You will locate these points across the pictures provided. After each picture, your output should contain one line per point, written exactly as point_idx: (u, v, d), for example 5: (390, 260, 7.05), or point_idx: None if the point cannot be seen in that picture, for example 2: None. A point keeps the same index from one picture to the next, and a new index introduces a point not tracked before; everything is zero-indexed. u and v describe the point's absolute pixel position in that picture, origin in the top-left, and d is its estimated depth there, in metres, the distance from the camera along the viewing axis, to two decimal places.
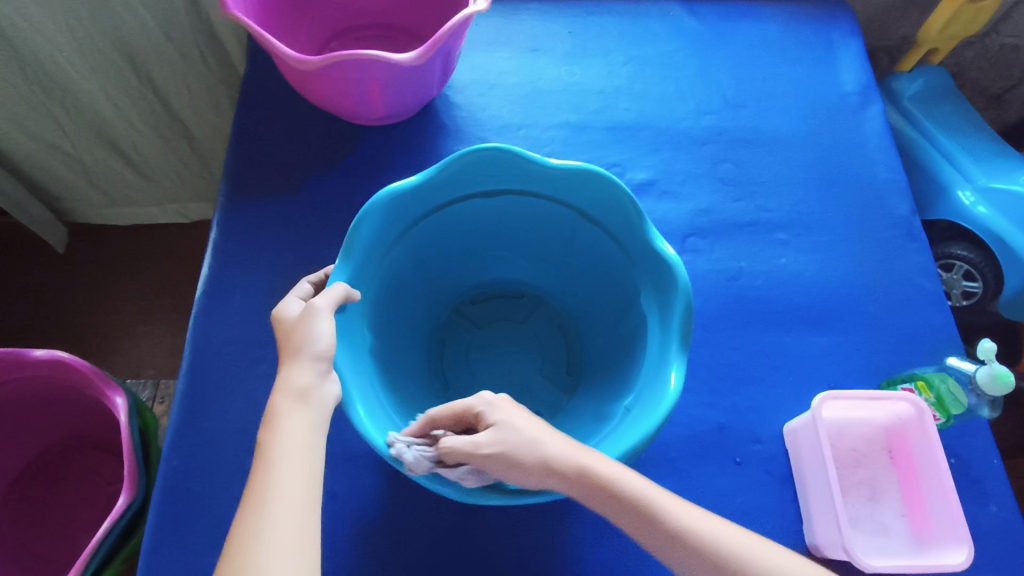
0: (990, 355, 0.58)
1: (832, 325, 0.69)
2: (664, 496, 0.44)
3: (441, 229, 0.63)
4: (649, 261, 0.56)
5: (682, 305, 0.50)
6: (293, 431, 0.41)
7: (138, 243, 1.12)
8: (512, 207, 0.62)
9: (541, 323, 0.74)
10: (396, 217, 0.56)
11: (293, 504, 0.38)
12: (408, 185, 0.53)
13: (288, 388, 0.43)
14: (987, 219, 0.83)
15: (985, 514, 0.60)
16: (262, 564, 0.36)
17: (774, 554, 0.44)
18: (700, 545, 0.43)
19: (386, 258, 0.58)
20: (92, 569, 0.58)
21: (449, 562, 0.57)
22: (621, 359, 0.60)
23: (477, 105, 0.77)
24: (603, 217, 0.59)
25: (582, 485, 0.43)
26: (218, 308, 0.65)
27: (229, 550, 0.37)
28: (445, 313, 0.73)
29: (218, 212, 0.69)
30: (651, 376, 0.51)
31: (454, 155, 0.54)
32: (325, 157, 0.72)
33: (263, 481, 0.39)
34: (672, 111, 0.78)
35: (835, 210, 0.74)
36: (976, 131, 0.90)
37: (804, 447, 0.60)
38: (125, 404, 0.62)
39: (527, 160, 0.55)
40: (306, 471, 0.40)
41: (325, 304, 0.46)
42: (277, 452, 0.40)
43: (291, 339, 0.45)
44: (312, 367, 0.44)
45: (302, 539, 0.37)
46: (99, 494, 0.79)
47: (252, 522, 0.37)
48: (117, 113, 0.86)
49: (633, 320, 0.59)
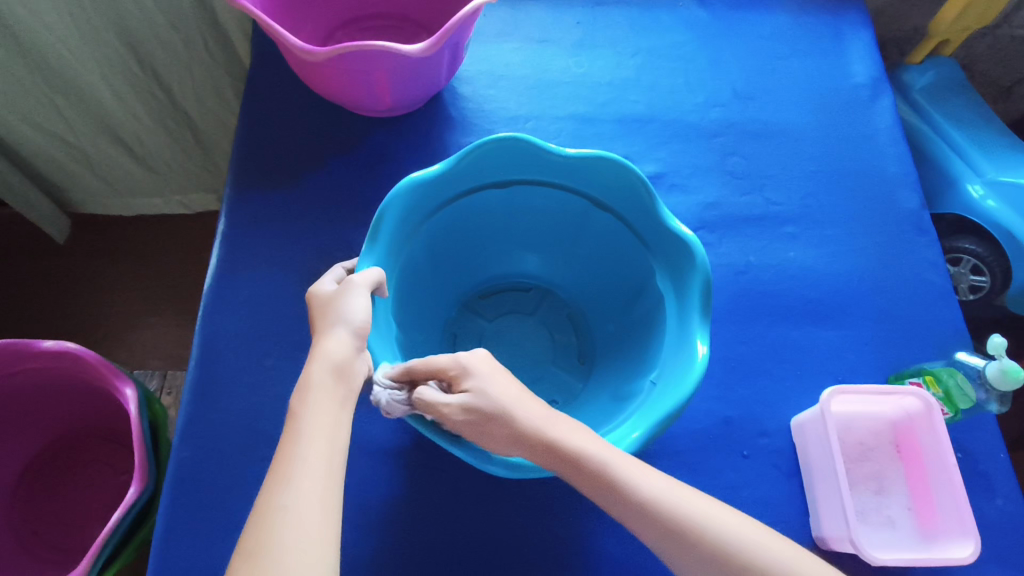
0: (999, 351, 0.58)
1: (840, 319, 0.69)
2: (636, 469, 0.44)
3: (455, 221, 0.62)
4: (665, 245, 0.57)
5: (702, 281, 0.51)
6: (324, 402, 0.42)
7: (142, 234, 1.12)
8: (525, 197, 0.62)
9: (551, 315, 0.73)
10: (414, 209, 0.56)
11: (319, 470, 0.39)
12: (428, 175, 0.53)
13: (325, 358, 0.44)
14: (995, 213, 0.83)
15: (991, 508, 0.61)
16: (287, 527, 0.36)
17: (737, 526, 0.43)
18: (659, 517, 0.43)
19: (405, 249, 0.57)
20: (104, 557, 0.58)
21: (457, 554, 0.57)
22: (635, 344, 0.61)
23: (485, 97, 0.76)
24: (617, 204, 0.59)
25: (550, 456, 0.45)
26: (226, 300, 0.65)
27: (256, 512, 0.37)
28: (454, 309, 0.71)
29: (225, 205, 0.69)
30: (673, 352, 0.52)
31: (472, 146, 0.54)
32: (332, 148, 0.72)
33: (293, 448, 0.40)
34: (680, 104, 0.78)
35: (844, 204, 0.74)
36: (986, 123, 0.89)
37: (812, 441, 0.60)
38: (135, 395, 0.62)
39: (542, 149, 0.55)
40: (332, 439, 0.41)
41: (363, 281, 0.47)
42: (307, 423, 0.41)
43: (328, 314, 0.46)
44: (349, 341, 0.45)
45: (324, 507, 0.37)
46: (107, 484, 0.80)
47: (281, 486, 0.38)
48: (122, 102, 0.86)
49: (649, 305, 0.60)
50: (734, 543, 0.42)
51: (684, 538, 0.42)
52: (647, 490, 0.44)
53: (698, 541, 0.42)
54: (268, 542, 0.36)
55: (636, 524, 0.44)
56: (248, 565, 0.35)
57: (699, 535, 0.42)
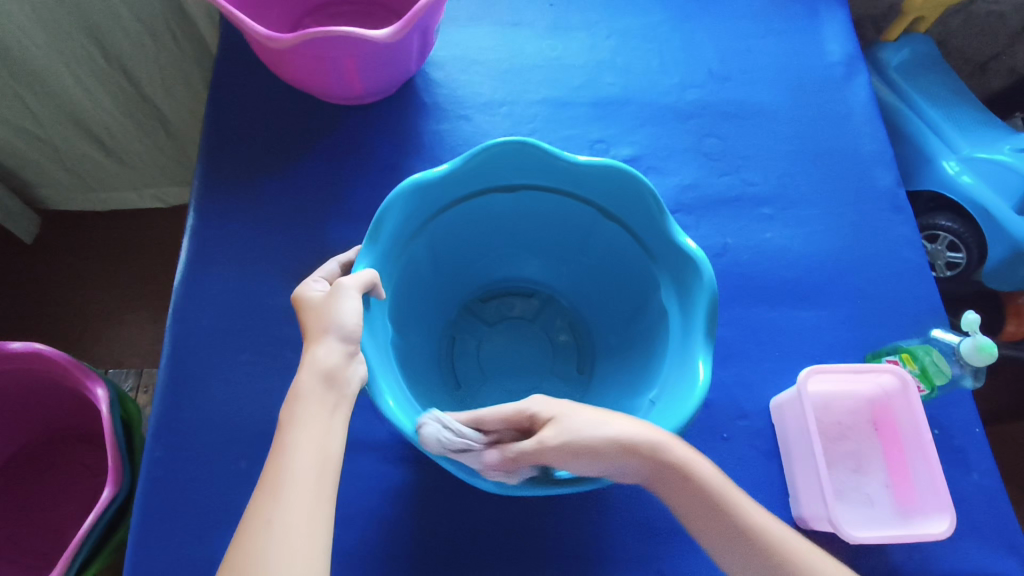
0: (973, 327, 0.58)
1: (818, 299, 0.69)
2: (728, 482, 0.47)
3: (459, 224, 0.60)
4: (670, 256, 0.54)
5: (708, 299, 0.48)
6: (314, 411, 0.40)
7: (115, 228, 1.09)
8: (531, 201, 0.60)
9: (552, 322, 0.71)
10: (415, 211, 0.54)
11: (309, 487, 0.37)
12: (431, 176, 0.51)
13: (315, 367, 0.41)
14: (971, 188, 0.83)
15: (967, 481, 0.61)
16: (276, 546, 0.35)
17: (786, 531, 0.46)
18: (735, 522, 0.45)
19: (404, 254, 0.56)
20: (81, 560, 0.58)
21: (436, 547, 0.56)
22: (636, 357, 0.59)
23: (458, 82, 0.75)
24: (623, 213, 0.57)
25: (653, 465, 0.45)
26: (196, 296, 0.64)
27: (244, 530, 0.36)
28: (456, 311, 0.70)
29: (193, 198, 0.68)
30: (676, 367, 0.50)
31: (478, 148, 0.52)
32: (302, 138, 0.71)
33: (280, 463, 0.38)
34: (656, 85, 0.77)
35: (821, 184, 0.74)
36: (960, 100, 0.90)
37: (790, 423, 0.60)
38: (106, 395, 0.61)
39: (551, 155, 0.53)
40: (324, 451, 0.39)
41: (353, 283, 0.44)
42: (296, 434, 0.39)
43: (318, 318, 0.43)
44: (339, 347, 0.42)
45: (312, 524, 0.36)
46: (85, 486, 0.78)
47: (268, 503, 0.36)
48: (90, 97, 0.83)
49: (653, 318, 0.57)
50: (789, 552, 0.45)
51: (765, 559, 0.45)
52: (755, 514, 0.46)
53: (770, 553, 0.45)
54: (254, 562, 0.34)
55: (709, 533, 0.46)
56: None
57: (768, 544, 0.45)
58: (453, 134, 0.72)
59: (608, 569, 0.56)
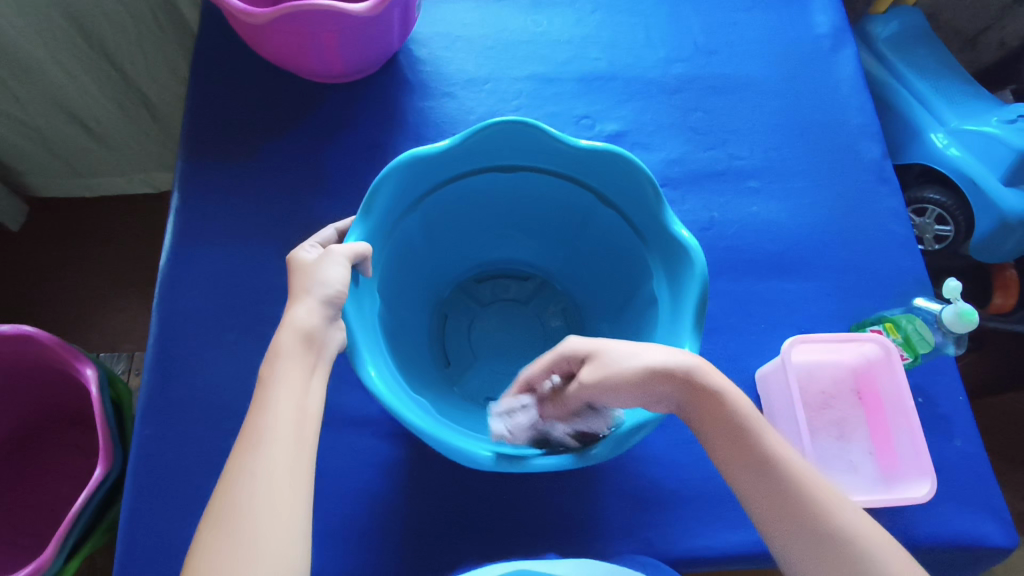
0: (955, 294, 0.58)
1: (803, 271, 0.69)
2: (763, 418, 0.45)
3: (456, 203, 0.60)
4: (661, 242, 0.53)
5: (699, 286, 0.47)
6: (294, 369, 0.40)
7: (103, 214, 1.09)
8: (527, 183, 0.59)
9: (546, 305, 0.71)
10: (407, 189, 0.53)
11: (289, 443, 0.37)
12: (426, 152, 0.51)
13: (295, 326, 0.41)
14: (959, 161, 0.84)
15: (950, 448, 0.62)
16: (258, 494, 0.35)
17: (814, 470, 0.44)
18: (767, 451, 0.43)
19: (395, 232, 0.55)
20: (74, 538, 0.58)
21: (426, 521, 0.56)
22: (623, 342, 0.58)
23: (443, 59, 0.74)
24: (617, 197, 0.56)
25: (691, 390, 0.44)
26: (183, 277, 0.64)
27: (225, 483, 0.36)
28: (449, 289, 0.70)
29: (177, 179, 0.67)
30: (662, 352, 0.49)
31: (476, 126, 0.51)
32: (286, 117, 0.70)
33: (261, 416, 0.38)
34: (642, 60, 0.77)
35: (807, 156, 0.74)
36: (948, 72, 0.89)
37: (775, 391, 0.60)
38: (96, 376, 0.61)
39: (547, 136, 0.52)
40: (304, 408, 0.39)
41: (344, 251, 0.44)
42: (275, 391, 0.39)
43: (303, 280, 0.43)
44: (320, 310, 0.42)
45: (295, 476, 0.36)
46: (79, 470, 0.79)
47: (249, 453, 0.36)
48: (73, 81, 0.83)
49: (640, 305, 0.57)
50: (815, 491, 0.42)
51: (802, 506, 0.42)
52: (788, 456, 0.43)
53: (799, 499, 0.42)
54: (234, 509, 0.35)
55: (742, 467, 0.43)
56: (215, 534, 0.34)
57: (797, 476, 0.42)
58: (438, 111, 0.72)
59: (595, 539, 0.56)
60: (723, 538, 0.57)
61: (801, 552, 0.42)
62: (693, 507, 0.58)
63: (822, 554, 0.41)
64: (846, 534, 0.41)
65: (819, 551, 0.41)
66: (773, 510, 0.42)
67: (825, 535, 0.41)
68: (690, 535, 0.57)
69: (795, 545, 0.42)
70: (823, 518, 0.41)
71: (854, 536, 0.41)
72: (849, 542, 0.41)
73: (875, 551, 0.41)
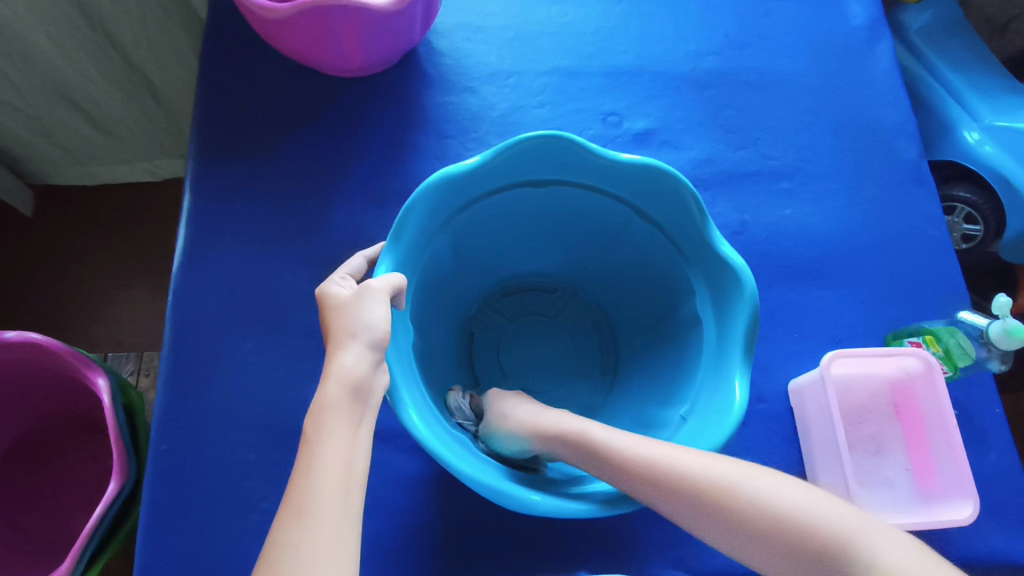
0: (1004, 311, 0.56)
1: (839, 278, 0.67)
2: (674, 450, 0.44)
3: (485, 219, 0.57)
4: (704, 259, 0.52)
5: (749, 310, 0.46)
6: (339, 425, 0.37)
7: (106, 202, 1.05)
8: (559, 197, 0.57)
9: (575, 320, 0.69)
10: (440, 208, 0.51)
11: (336, 509, 0.34)
12: (459, 170, 0.48)
13: (341, 376, 0.39)
14: (991, 158, 0.80)
15: (985, 463, 0.61)
16: (305, 570, 0.32)
17: (706, 463, 0.43)
18: (656, 483, 0.43)
19: (427, 252, 0.53)
20: (89, 554, 0.56)
21: (451, 540, 0.55)
22: (666, 363, 0.57)
23: (464, 52, 0.71)
24: (657, 212, 0.54)
25: (580, 444, 0.47)
26: (196, 283, 0.61)
27: (267, 557, 0.33)
28: (475, 306, 0.68)
29: (188, 179, 0.65)
30: (712, 381, 0.48)
31: (509, 141, 0.48)
32: (301, 112, 0.67)
33: (306, 477, 0.35)
34: (671, 53, 0.73)
35: (842, 157, 0.71)
36: (984, 64, 0.86)
37: (810, 405, 0.59)
38: (107, 385, 0.59)
39: (585, 149, 0.50)
40: (350, 467, 0.36)
41: (382, 285, 0.43)
42: (320, 449, 0.36)
43: (344, 323, 0.42)
44: (366, 355, 0.40)
45: (343, 547, 0.33)
46: (90, 474, 0.77)
47: (294, 522, 0.33)
48: (74, 68, 0.79)
49: (682, 324, 0.55)
50: (758, 506, 0.42)
51: (759, 526, 0.41)
52: (721, 483, 0.42)
53: (752, 519, 0.41)
54: None
55: (667, 507, 0.43)
56: None
57: (699, 490, 0.42)
58: (459, 107, 0.69)
59: (626, 557, 0.55)
60: None
61: (753, 552, 0.42)
62: None
63: (774, 548, 0.41)
64: (770, 520, 0.41)
65: (769, 547, 0.41)
66: (732, 539, 0.42)
67: (781, 544, 0.41)
68: (720, 553, 0.56)
69: (753, 553, 0.42)
70: (767, 526, 0.41)
71: (805, 532, 0.40)
72: (802, 543, 0.40)
73: (834, 536, 0.40)
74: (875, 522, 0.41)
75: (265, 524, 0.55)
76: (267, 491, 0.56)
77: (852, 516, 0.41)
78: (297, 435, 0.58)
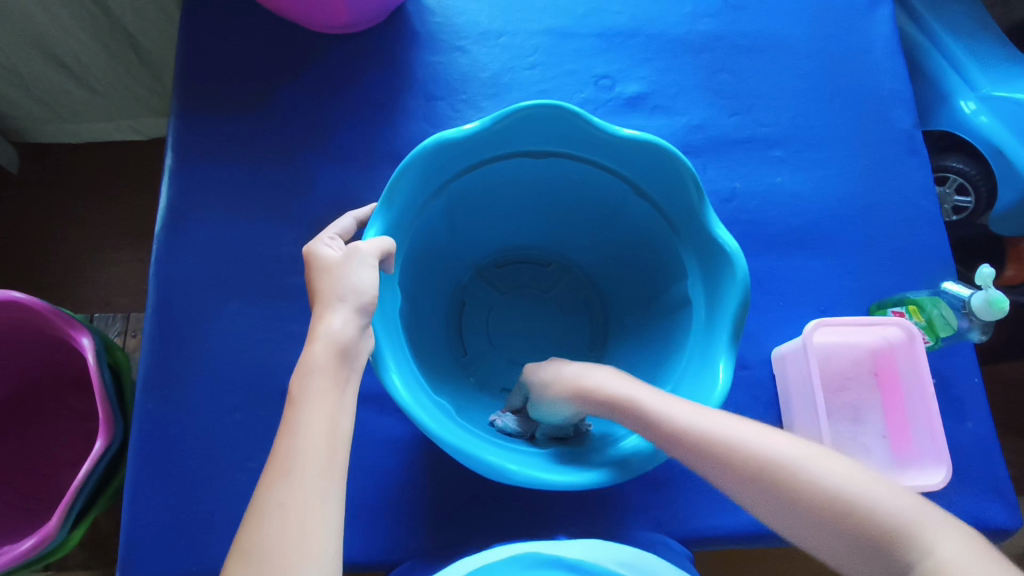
0: (986, 281, 0.57)
1: (826, 247, 0.67)
2: (718, 418, 0.41)
3: (478, 188, 0.57)
4: (697, 237, 0.52)
5: (739, 294, 0.46)
6: (325, 387, 0.37)
7: (91, 161, 1.03)
8: (554, 169, 0.56)
9: (566, 293, 0.70)
10: (431, 175, 0.50)
11: (319, 469, 0.34)
12: (454, 136, 0.47)
13: (328, 338, 0.39)
14: (987, 129, 0.79)
15: (961, 430, 0.62)
16: (289, 527, 0.32)
17: (771, 437, 0.40)
18: (729, 457, 0.40)
19: (417, 220, 0.52)
20: (76, 510, 0.57)
21: (436, 500, 0.56)
22: (655, 340, 0.57)
23: (454, 9, 0.69)
24: (652, 188, 0.54)
25: (630, 416, 0.44)
26: (179, 242, 0.61)
27: (252, 515, 0.33)
28: (468, 274, 0.68)
29: (171, 136, 0.63)
30: (698, 359, 0.48)
31: (505, 110, 0.47)
32: (286, 70, 0.66)
33: (290, 439, 0.35)
34: (667, 14, 0.72)
35: (836, 125, 0.70)
36: (986, 33, 0.84)
37: (792, 372, 0.59)
38: (91, 344, 0.59)
39: (584, 123, 0.49)
40: (334, 428, 0.36)
41: (371, 249, 0.42)
42: (305, 410, 0.36)
43: (331, 285, 0.41)
44: (352, 319, 0.40)
45: (326, 506, 0.33)
46: (78, 432, 0.77)
47: (279, 483, 0.34)
48: (54, 22, 0.77)
49: (672, 301, 0.56)
50: (810, 483, 0.38)
51: (802, 504, 0.38)
52: (776, 454, 0.39)
53: (794, 495, 0.38)
54: (262, 546, 0.32)
55: (704, 469, 0.41)
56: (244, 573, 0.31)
57: (761, 465, 0.39)
58: (448, 67, 0.67)
59: (608, 517, 0.56)
60: (734, 518, 0.57)
61: (795, 529, 0.39)
62: (705, 488, 0.57)
63: (839, 539, 0.37)
64: (855, 518, 0.37)
65: (820, 528, 0.38)
66: (775, 517, 0.39)
67: (832, 524, 0.37)
68: (701, 515, 0.57)
69: (792, 528, 0.39)
70: (812, 500, 0.38)
71: (861, 512, 0.37)
72: (854, 525, 0.37)
73: (893, 521, 0.37)
74: (935, 511, 0.37)
75: (250, 483, 0.55)
76: (252, 451, 0.56)
77: (915, 507, 0.37)
78: (281, 396, 0.58)
